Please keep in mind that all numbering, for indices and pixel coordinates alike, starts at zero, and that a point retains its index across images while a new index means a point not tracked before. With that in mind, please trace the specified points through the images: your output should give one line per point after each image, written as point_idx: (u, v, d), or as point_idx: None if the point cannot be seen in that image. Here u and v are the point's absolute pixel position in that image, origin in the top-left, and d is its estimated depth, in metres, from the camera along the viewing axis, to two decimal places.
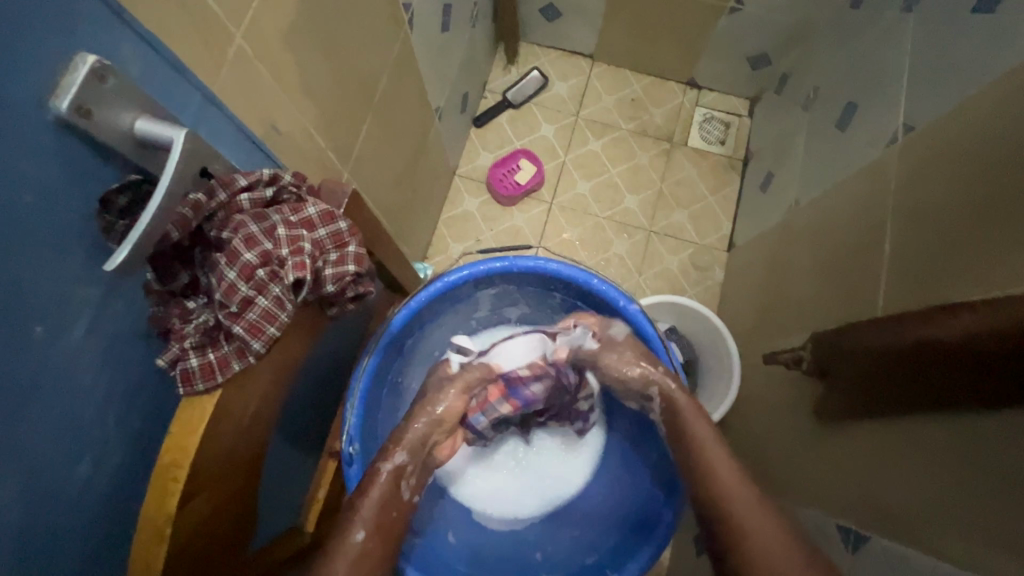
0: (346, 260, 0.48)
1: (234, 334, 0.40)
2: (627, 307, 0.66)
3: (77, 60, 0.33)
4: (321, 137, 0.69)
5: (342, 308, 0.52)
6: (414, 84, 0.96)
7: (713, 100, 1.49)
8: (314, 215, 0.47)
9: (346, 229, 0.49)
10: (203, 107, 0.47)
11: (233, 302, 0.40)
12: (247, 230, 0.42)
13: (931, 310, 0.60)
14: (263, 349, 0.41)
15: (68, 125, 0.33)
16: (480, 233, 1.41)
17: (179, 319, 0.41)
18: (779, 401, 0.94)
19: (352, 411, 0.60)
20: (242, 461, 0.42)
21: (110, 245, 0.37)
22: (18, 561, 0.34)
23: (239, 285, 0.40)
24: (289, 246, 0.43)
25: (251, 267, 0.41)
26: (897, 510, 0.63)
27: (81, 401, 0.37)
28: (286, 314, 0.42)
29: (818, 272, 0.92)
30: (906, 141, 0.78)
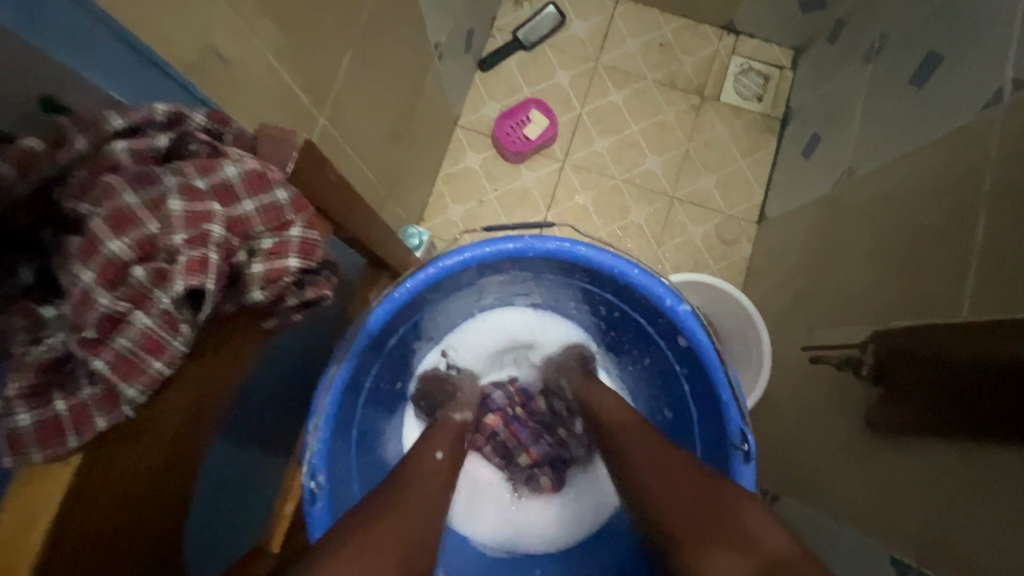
0: (281, 250, 0.40)
1: (96, 370, 0.33)
2: (673, 307, 0.53)
3: None
4: (286, 70, 0.54)
5: (288, 317, 0.45)
6: (409, 12, 0.79)
7: (753, 48, 1.31)
8: (233, 181, 0.37)
9: (284, 201, 0.39)
10: (52, 3, 0.33)
11: (90, 325, 0.33)
12: (117, 205, 0.34)
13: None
14: (140, 394, 0.34)
15: None
16: (484, 194, 1.26)
17: (26, 334, 0.34)
18: (820, 403, 0.82)
19: (314, 437, 0.48)
20: (145, 512, 0.38)
21: None
22: None
23: (100, 296, 0.33)
24: (186, 231, 0.35)
25: (122, 264, 0.34)
26: (959, 551, 0.54)
27: None
28: (179, 343, 0.35)
29: (879, 258, 0.79)
30: (1015, 102, 0.63)
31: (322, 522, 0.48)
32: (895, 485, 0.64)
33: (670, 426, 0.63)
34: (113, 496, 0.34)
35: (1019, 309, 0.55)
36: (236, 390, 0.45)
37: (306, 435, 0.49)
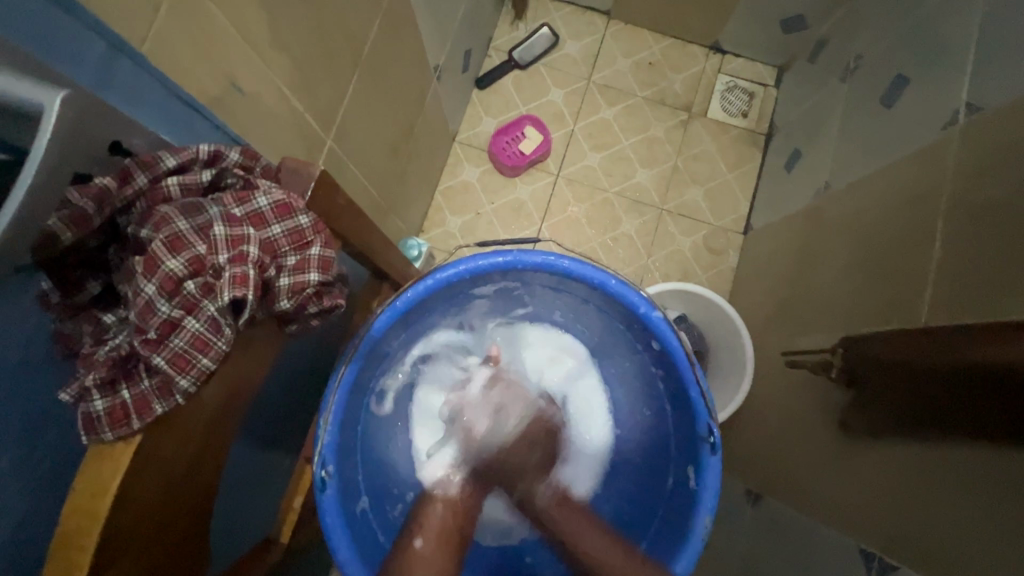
0: (305, 265, 0.45)
1: (155, 366, 0.37)
2: (649, 314, 0.58)
3: None
4: (297, 99, 0.59)
5: (305, 323, 0.49)
6: (409, 39, 0.84)
7: (738, 67, 1.37)
8: (265, 209, 0.43)
9: (307, 225, 0.45)
10: (110, 61, 0.39)
11: (151, 329, 0.37)
12: (173, 230, 0.39)
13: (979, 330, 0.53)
14: (191, 386, 0.37)
15: None
16: (480, 206, 1.31)
17: (91, 339, 0.40)
18: (799, 405, 0.87)
19: (325, 429, 0.53)
20: (185, 502, 0.40)
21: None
22: None
23: (158, 304, 0.38)
24: (228, 251, 0.41)
25: (175, 279, 0.38)
26: (924, 538, 0.58)
27: None
28: (222, 342, 0.39)
29: (851, 268, 0.84)
30: (968, 124, 0.68)
31: (334, 508, 0.53)
32: (862, 479, 0.69)
33: (650, 425, 0.67)
34: (163, 488, 0.37)
35: (971, 314, 0.60)
36: (257, 389, 0.48)
37: (317, 429, 0.53)
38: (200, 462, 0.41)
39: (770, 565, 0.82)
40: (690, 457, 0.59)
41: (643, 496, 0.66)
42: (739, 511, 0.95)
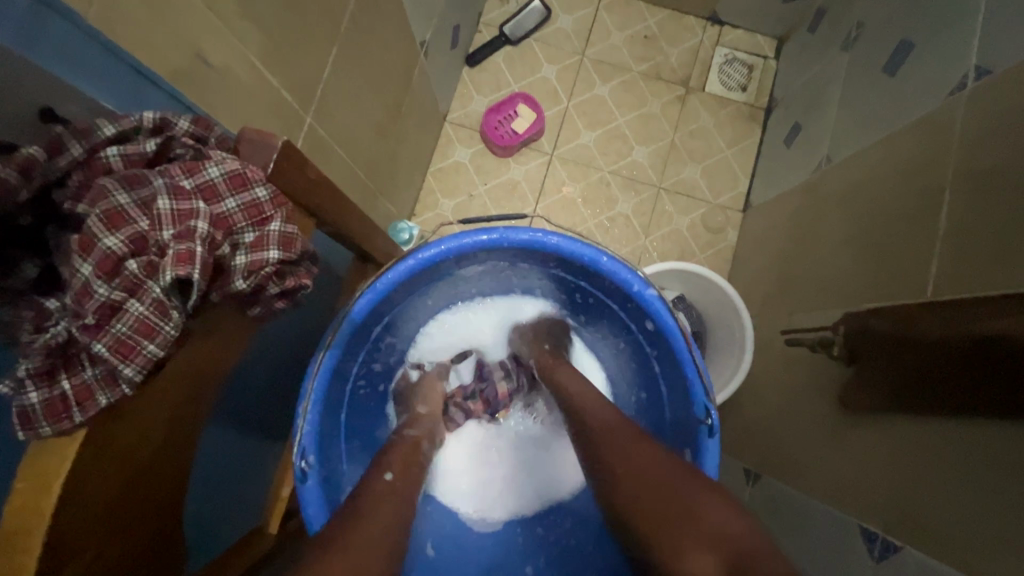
0: (264, 241, 0.43)
1: (97, 355, 0.35)
2: (642, 292, 0.56)
3: None
4: (271, 74, 0.56)
5: (271, 306, 0.46)
6: (392, 12, 0.81)
7: (736, 39, 1.33)
8: (217, 180, 0.40)
9: (265, 197, 0.42)
10: (40, 21, 0.35)
11: (89, 313, 0.35)
12: (111, 205, 0.37)
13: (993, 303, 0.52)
14: (137, 374, 0.35)
15: None
16: (473, 188, 1.28)
17: (32, 325, 0.37)
18: (799, 385, 0.85)
19: (305, 418, 0.51)
20: (145, 492, 0.39)
21: None
22: None
23: (95, 286, 0.35)
24: (173, 226, 0.38)
25: (114, 258, 0.36)
26: (927, 517, 0.56)
27: None
28: (169, 327, 0.37)
29: (853, 243, 0.81)
30: (977, 89, 0.65)
31: (314, 499, 0.51)
32: (862, 459, 0.67)
33: (644, 407, 0.65)
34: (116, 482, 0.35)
35: (977, 288, 0.57)
36: (228, 375, 0.47)
37: (296, 419, 0.51)
38: (158, 451, 0.39)
39: None
40: (686, 440, 0.57)
41: None
42: (737, 492, 0.94)
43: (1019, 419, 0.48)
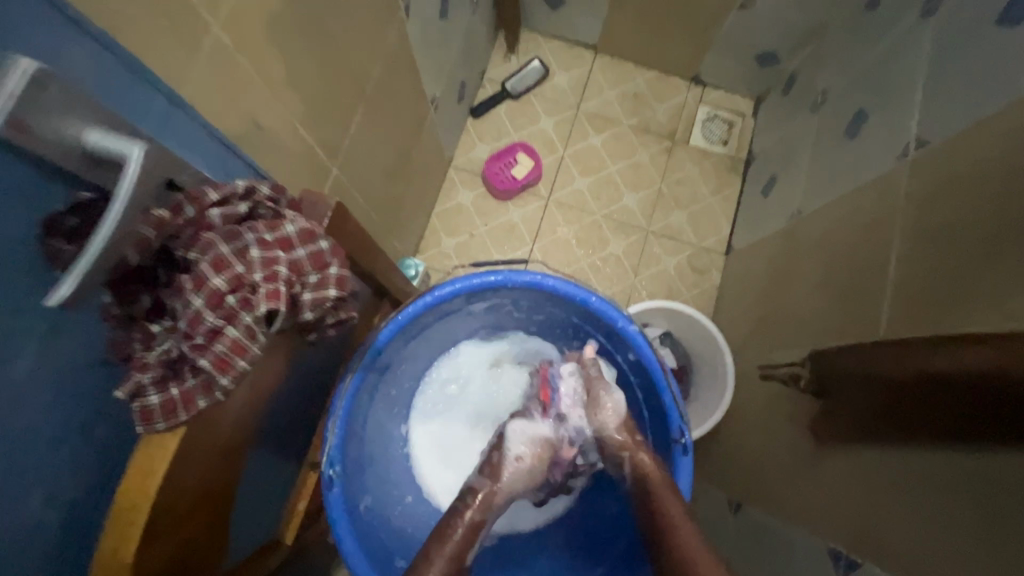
0: (327, 282, 0.46)
1: (200, 367, 0.39)
2: (626, 328, 0.63)
3: (11, 65, 0.30)
4: (307, 132, 0.65)
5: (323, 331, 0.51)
6: (409, 75, 0.91)
7: (717, 98, 1.46)
8: (293, 234, 0.45)
9: (327, 248, 0.47)
10: (168, 112, 0.45)
11: (198, 334, 0.40)
12: (216, 253, 0.41)
13: (917, 343, 0.59)
14: (232, 383, 0.40)
15: (4, 141, 0.30)
16: (474, 227, 1.38)
17: (142, 347, 0.41)
18: (775, 416, 0.92)
19: (334, 431, 0.57)
20: (210, 494, 0.42)
21: (56, 272, 0.35)
22: None
23: (204, 315, 0.40)
24: (263, 270, 0.42)
25: (219, 294, 0.40)
26: (883, 538, 0.62)
27: (25, 440, 0.36)
28: (257, 346, 0.41)
29: (820, 286, 0.90)
30: (918, 156, 0.75)
31: (339, 506, 0.57)
32: (828, 484, 0.73)
33: None
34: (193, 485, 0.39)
35: (919, 330, 0.65)
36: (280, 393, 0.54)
37: (326, 431, 0.58)
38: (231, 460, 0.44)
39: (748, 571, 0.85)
40: (666, 457, 0.65)
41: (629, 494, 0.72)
42: (720, 519, 0.99)
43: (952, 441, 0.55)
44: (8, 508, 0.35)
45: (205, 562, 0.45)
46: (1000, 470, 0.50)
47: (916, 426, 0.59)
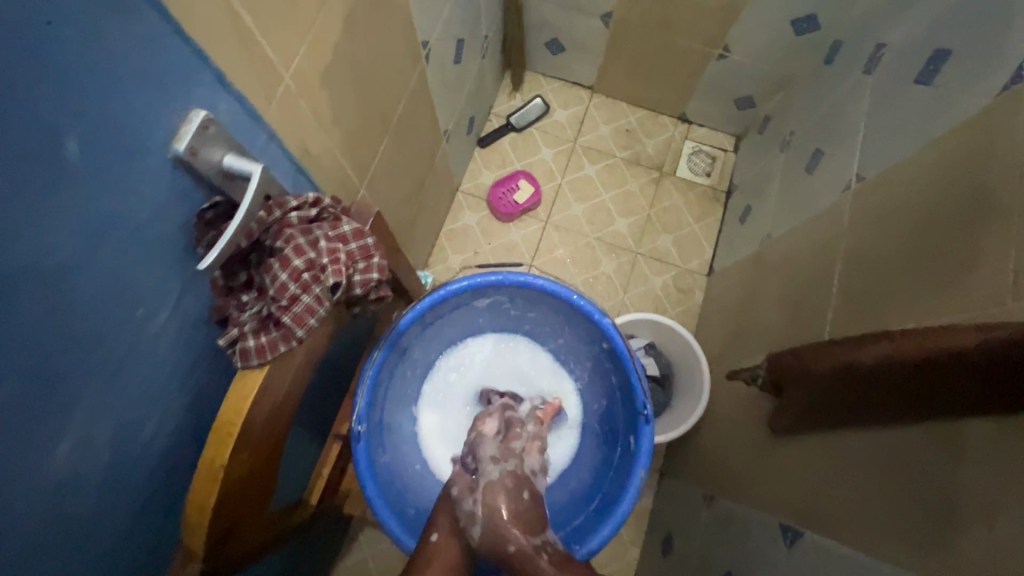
0: (372, 269, 0.51)
1: (283, 322, 0.46)
2: (601, 319, 0.75)
3: (192, 113, 0.41)
4: (343, 157, 0.79)
5: (364, 307, 0.57)
6: (427, 111, 1.06)
7: (702, 135, 1.61)
8: (348, 231, 0.50)
9: (373, 243, 0.52)
10: (266, 143, 0.58)
11: (283, 297, 0.46)
12: (295, 241, 0.46)
13: (848, 342, 0.70)
14: (305, 336, 0.47)
15: (180, 163, 0.41)
16: (479, 246, 1.51)
17: (235, 310, 0.47)
18: (743, 416, 1.02)
19: (362, 395, 0.69)
20: (279, 434, 0.52)
21: (199, 250, 0.45)
22: (85, 504, 0.41)
23: (289, 284, 0.45)
24: (330, 255, 0.48)
25: (298, 271, 0.46)
26: (825, 510, 0.71)
27: (159, 384, 0.45)
28: (324, 310, 0.47)
29: (781, 301, 1.02)
30: (858, 189, 0.88)
31: (365, 456, 0.68)
32: (784, 470, 0.83)
33: (606, 412, 0.82)
34: (272, 419, 0.49)
35: (851, 331, 0.78)
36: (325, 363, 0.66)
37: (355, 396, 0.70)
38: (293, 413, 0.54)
39: (718, 554, 0.94)
40: (632, 429, 0.75)
41: (602, 466, 0.79)
42: (696, 513, 1.08)
43: (875, 423, 0.65)
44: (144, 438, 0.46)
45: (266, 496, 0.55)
46: (924, 445, 0.59)
47: (847, 410, 0.69)
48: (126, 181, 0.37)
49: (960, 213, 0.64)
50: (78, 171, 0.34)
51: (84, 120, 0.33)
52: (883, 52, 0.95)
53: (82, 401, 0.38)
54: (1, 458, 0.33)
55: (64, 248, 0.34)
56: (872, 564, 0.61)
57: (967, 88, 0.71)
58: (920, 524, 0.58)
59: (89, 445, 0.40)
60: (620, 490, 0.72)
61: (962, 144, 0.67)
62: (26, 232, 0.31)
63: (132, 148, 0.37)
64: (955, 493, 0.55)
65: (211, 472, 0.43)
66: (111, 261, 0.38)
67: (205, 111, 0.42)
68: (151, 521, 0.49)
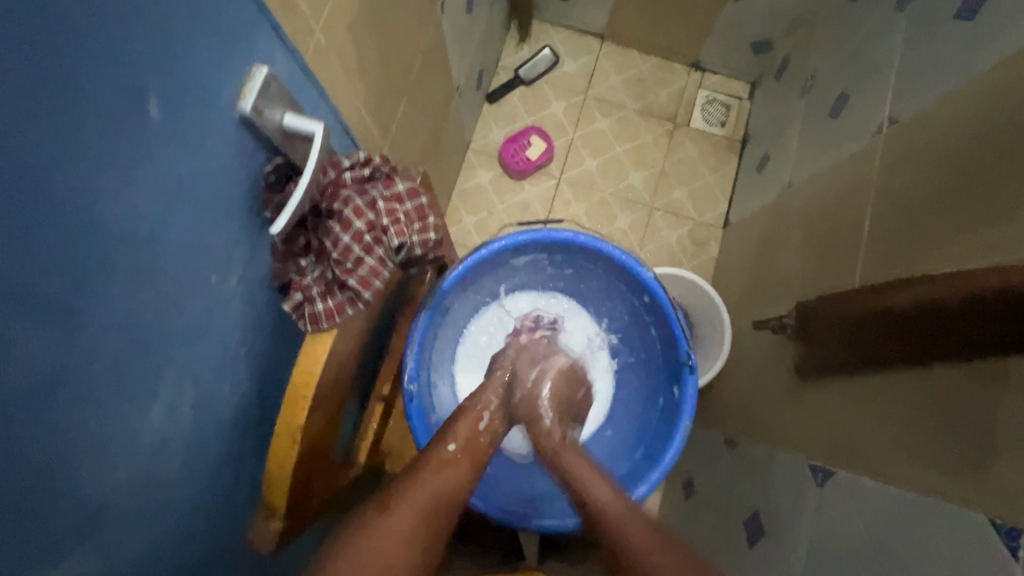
0: (428, 229, 0.53)
1: (348, 285, 0.48)
2: (643, 273, 0.76)
3: (255, 68, 0.41)
4: (368, 116, 0.76)
5: (419, 266, 0.59)
6: (441, 65, 1.02)
7: (716, 82, 1.56)
8: (403, 191, 0.52)
9: (427, 202, 0.54)
10: (317, 101, 0.59)
11: (348, 260, 0.48)
12: (354, 204, 0.48)
13: (882, 287, 0.72)
14: (370, 298, 0.49)
15: (245, 121, 0.42)
16: (492, 206, 1.49)
17: (297, 274, 0.50)
18: (765, 364, 1.05)
19: (411, 354, 0.72)
20: (341, 394, 0.53)
21: (265, 215, 0.47)
22: (175, 464, 0.43)
23: (353, 246, 0.48)
24: (389, 216, 0.50)
25: (360, 233, 0.48)
26: (854, 447, 0.75)
27: (228, 347, 0.46)
28: (388, 271, 0.50)
29: (804, 249, 1.02)
30: (890, 132, 0.87)
31: (417, 411, 0.72)
32: (810, 412, 0.86)
33: (643, 364, 0.85)
34: (339, 378, 0.50)
35: (882, 276, 0.79)
36: (380, 320, 0.69)
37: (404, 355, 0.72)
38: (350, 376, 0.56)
39: (741, 493, 0.99)
40: (676, 379, 0.77)
41: (646, 414, 0.82)
42: (717, 456, 1.13)
43: (902, 363, 0.68)
44: (220, 402, 0.47)
45: (329, 454, 0.57)
46: (954, 380, 0.62)
47: (870, 350, 0.72)
48: (199, 139, 0.38)
49: (998, 154, 0.64)
50: (155, 132, 0.34)
51: (164, 78, 0.34)
52: None
53: (166, 365, 0.40)
54: (105, 417, 0.34)
55: (147, 210, 0.35)
56: (903, 495, 0.65)
57: (1011, 20, 0.68)
58: (949, 454, 0.61)
59: (176, 411, 0.41)
60: (667, 439, 0.75)
61: (1004, 80, 0.66)
62: (118, 192, 0.32)
63: (204, 107, 0.38)
64: (993, 431, 0.57)
65: (290, 436, 0.43)
66: (184, 222, 0.38)
67: (267, 68, 0.43)
68: (229, 480, 0.51)
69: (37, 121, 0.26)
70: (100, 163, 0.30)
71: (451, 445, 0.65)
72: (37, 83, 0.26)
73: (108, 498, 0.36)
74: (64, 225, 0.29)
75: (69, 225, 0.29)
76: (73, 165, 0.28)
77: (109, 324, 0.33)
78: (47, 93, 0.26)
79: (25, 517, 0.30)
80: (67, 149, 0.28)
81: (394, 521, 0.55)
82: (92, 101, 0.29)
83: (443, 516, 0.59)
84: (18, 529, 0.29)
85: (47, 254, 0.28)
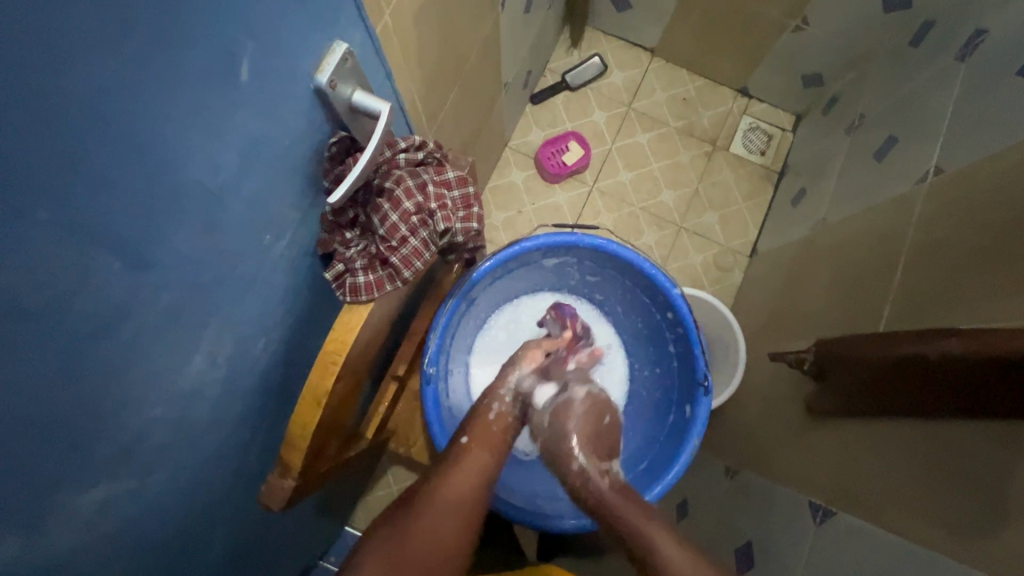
0: (470, 218, 0.56)
1: (390, 262, 0.50)
2: (670, 290, 0.76)
3: (335, 44, 0.43)
4: (420, 101, 0.78)
5: (456, 252, 0.61)
6: (493, 60, 1.04)
7: (760, 110, 1.56)
8: (452, 179, 0.54)
9: (472, 192, 0.56)
10: (379, 82, 0.61)
11: (393, 238, 0.49)
12: (406, 184, 0.50)
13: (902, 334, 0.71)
14: (408, 277, 0.51)
15: (317, 93, 0.44)
16: (522, 205, 1.50)
17: (342, 245, 0.51)
18: (777, 397, 1.04)
19: (434, 339, 0.73)
20: (365, 367, 0.55)
21: (322, 185, 0.49)
22: (205, 413, 0.44)
23: (399, 225, 0.49)
24: (437, 201, 0.52)
25: (408, 214, 0.50)
26: (858, 492, 0.74)
27: (268, 308, 0.48)
28: (428, 253, 0.52)
29: (831, 288, 1.02)
30: (934, 180, 0.86)
31: (432, 394, 0.73)
32: (817, 452, 0.86)
33: (655, 379, 0.86)
34: (366, 350, 0.52)
35: (908, 324, 0.79)
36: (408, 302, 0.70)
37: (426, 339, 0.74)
38: (375, 348, 0.58)
39: (734, 522, 0.98)
40: (689, 397, 0.78)
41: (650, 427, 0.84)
42: (715, 482, 1.12)
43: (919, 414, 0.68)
44: (252, 360, 0.48)
45: (344, 424, 0.58)
46: (971, 439, 0.61)
47: (886, 396, 0.72)
48: (275, 105, 0.40)
49: None
50: (241, 93, 0.36)
51: (254, 44, 0.35)
52: (981, 39, 0.90)
53: (213, 317, 0.41)
54: (151, 358, 0.36)
55: (217, 168, 0.36)
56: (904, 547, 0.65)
57: None
58: (954, 512, 0.60)
59: (212, 360, 0.43)
60: (671, 454, 0.76)
61: None
62: (194, 147, 0.34)
63: (284, 75, 0.39)
64: (1005, 497, 0.56)
65: (314, 395, 0.45)
66: (247, 182, 0.40)
67: (346, 44, 0.44)
68: (249, 437, 0.52)
69: (132, 72, 0.28)
70: (183, 117, 0.32)
71: (466, 439, 0.65)
72: (144, 35, 0.28)
73: (140, 436, 0.38)
74: (139, 171, 0.30)
75: (144, 171, 0.31)
76: (155, 115, 0.30)
77: (168, 271, 0.35)
78: (148, 41, 0.28)
79: (69, 436, 0.31)
80: (153, 102, 0.30)
81: (417, 528, 0.56)
82: (185, 59, 0.31)
83: (472, 509, 0.60)
84: (57, 449, 0.31)
85: (121, 195, 0.30)
